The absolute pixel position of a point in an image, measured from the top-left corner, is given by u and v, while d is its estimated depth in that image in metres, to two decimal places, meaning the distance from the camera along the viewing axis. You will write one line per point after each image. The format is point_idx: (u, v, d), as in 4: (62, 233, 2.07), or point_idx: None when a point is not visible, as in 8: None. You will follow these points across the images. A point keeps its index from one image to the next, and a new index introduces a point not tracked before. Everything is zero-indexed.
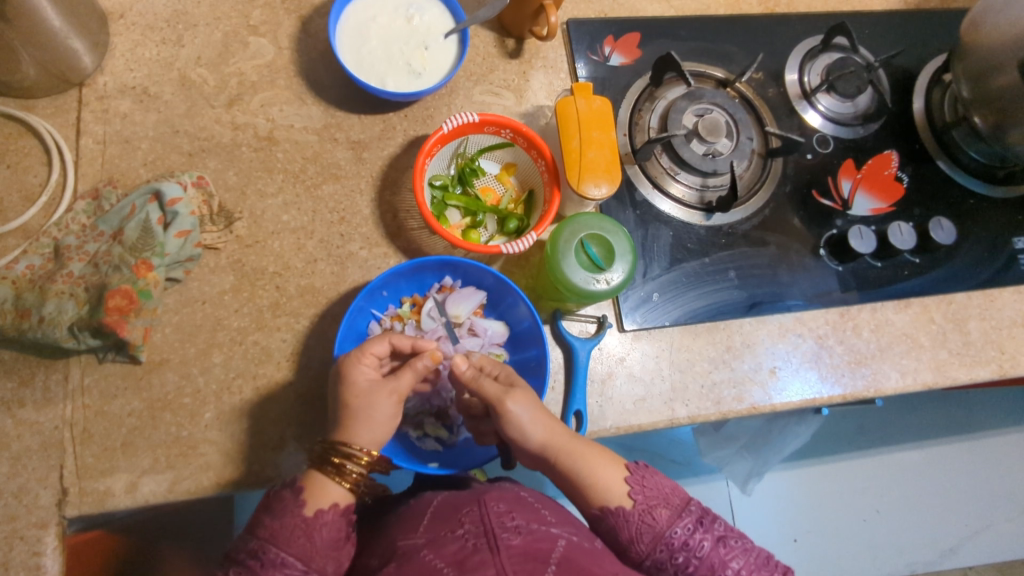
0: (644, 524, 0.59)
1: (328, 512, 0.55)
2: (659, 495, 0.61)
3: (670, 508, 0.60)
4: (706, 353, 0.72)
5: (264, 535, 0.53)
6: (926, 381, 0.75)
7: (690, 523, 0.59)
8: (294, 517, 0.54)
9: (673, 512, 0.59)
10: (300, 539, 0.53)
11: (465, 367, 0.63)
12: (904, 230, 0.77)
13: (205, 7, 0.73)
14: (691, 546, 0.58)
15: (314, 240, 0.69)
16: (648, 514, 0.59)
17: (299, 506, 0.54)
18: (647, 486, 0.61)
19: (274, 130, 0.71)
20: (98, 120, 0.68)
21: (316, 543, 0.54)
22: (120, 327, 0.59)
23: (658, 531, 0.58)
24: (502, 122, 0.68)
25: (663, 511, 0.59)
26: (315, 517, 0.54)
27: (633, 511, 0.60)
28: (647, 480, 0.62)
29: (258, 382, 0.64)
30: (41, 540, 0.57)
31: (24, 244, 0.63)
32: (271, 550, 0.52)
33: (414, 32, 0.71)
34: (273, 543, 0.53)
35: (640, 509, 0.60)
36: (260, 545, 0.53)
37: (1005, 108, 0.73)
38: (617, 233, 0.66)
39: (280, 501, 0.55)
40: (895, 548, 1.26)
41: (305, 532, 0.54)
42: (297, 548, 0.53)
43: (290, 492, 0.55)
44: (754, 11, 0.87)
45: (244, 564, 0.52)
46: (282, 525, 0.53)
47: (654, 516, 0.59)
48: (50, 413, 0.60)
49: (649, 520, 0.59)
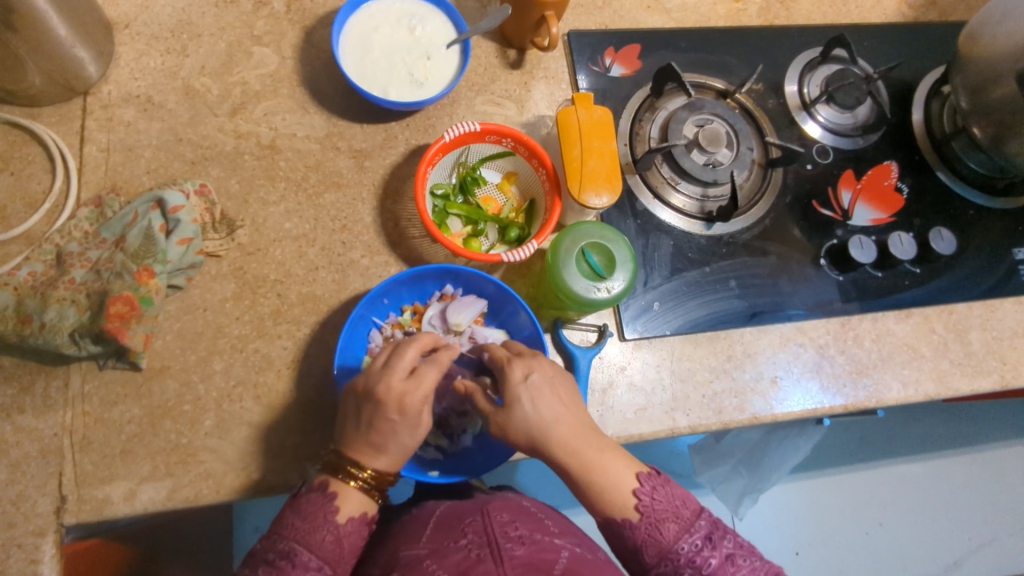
0: (650, 537, 0.55)
1: (356, 520, 0.56)
2: (669, 508, 0.57)
3: (679, 522, 0.56)
4: (706, 362, 0.72)
5: (296, 536, 0.54)
6: (928, 392, 0.75)
7: (699, 539, 0.55)
8: (327, 523, 0.54)
9: (682, 526, 0.56)
10: (330, 545, 0.54)
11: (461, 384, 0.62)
12: (904, 240, 0.77)
13: (210, 18, 0.74)
14: (697, 564, 0.54)
15: (316, 248, 0.69)
16: (655, 528, 0.56)
17: (331, 512, 0.55)
18: (658, 498, 0.57)
19: (277, 138, 0.72)
20: (102, 128, 0.69)
21: (343, 551, 0.55)
22: (121, 333, 0.59)
23: (664, 545, 0.55)
24: (504, 132, 0.68)
25: (671, 525, 0.56)
26: (346, 524, 0.55)
27: (640, 524, 0.56)
28: (659, 491, 0.57)
29: (259, 390, 0.64)
30: (39, 548, 0.57)
31: (26, 251, 0.64)
32: (303, 552, 0.53)
33: (417, 43, 0.72)
34: (305, 546, 0.53)
35: (647, 522, 0.56)
36: (290, 547, 0.53)
37: (1005, 119, 0.73)
38: (618, 242, 0.66)
39: (308, 503, 0.55)
40: (898, 561, 1.24)
41: (336, 538, 0.54)
42: (326, 553, 0.54)
43: (321, 497, 0.55)
44: (754, 23, 0.87)
45: (274, 563, 0.52)
46: (314, 528, 0.54)
47: (661, 530, 0.56)
48: (50, 420, 0.60)
49: (656, 534, 0.56)
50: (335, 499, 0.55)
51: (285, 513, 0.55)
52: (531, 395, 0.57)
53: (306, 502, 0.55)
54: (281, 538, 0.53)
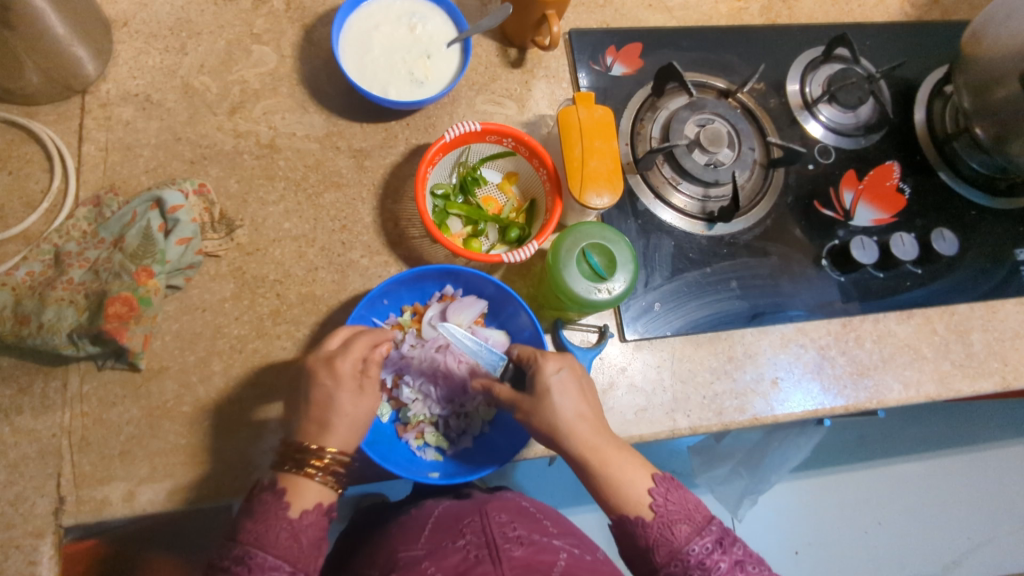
0: (661, 536, 0.55)
1: (312, 512, 0.54)
2: (681, 510, 0.56)
3: (692, 524, 0.55)
4: (707, 363, 0.72)
5: (249, 540, 0.51)
6: (929, 393, 0.75)
7: (710, 543, 0.54)
8: (279, 520, 0.52)
9: (694, 528, 0.55)
10: (286, 541, 0.51)
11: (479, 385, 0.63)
12: (905, 241, 0.77)
13: (209, 16, 0.73)
14: (707, 567, 0.53)
15: (316, 248, 0.69)
16: (667, 528, 0.55)
17: (283, 508, 0.53)
18: (672, 500, 0.57)
19: (276, 137, 0.71)
20: (101, 127, 0.68)
21: (302, 546, 0.52)
22: (120, 334, 0.59)
23: (675, 546, 0.54)
24: (504, 131, 0.68)
25: (683, 527, 0.55)
26: (301, 518, 0.53)
27: (652, 523, 0.55)
28: (672, 493, 0.57)
29: (258, 391, 0.64)
30: (37, 549, 0.57)
31: (25, 250, 0.63)
32: (258, 554, 0.50)
33: (417, 41, 0.72)
34: (260, 547, 0.50)
35: (659, 522, 0.55)
36: (244, 549, 0.50)
37: (1007, 119, 0.73)
38: (618, 242, 0.66)
39: (260, 506, 0.53)
40: (897, 560, 1.24)
41: (292, 534, 0.52)
42: (284, 551, 0.51)
43: (272, 495, 0.53)
44: (756, 21, 0.87)
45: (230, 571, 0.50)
46: (267, 528, 0.51)
47: (673, 531, 0.55)
48: (48, 421, 0.59)
49: (668, 534, 0.55)
50: (286, 494, 0.53)
51: (241, 519, 0.53)
52: (559, 389, 0.58)
53: (258, 504, 0.53)
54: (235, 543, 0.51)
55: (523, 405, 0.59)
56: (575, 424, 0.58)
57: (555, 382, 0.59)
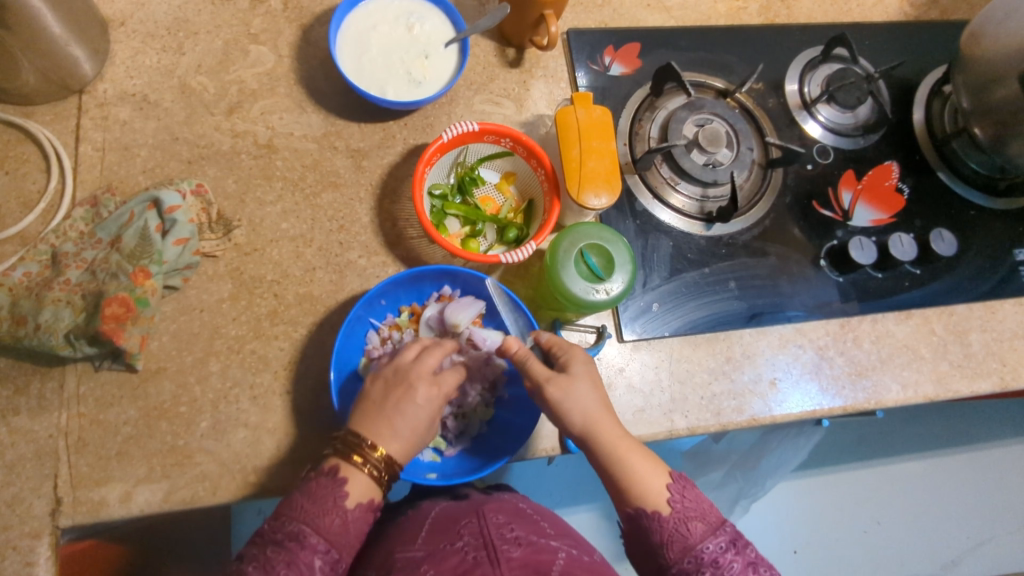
0: (677, 532, 0.55)
1: (361, 508, 0.54)
2: (697, 508, 0.56)
3: (706, 522, 0.56)
4: (705, 364, 0.72)
5: (304, 518, 0.52)
6: (927, 394, 0.75)
7: (724, 542, 0.54)
8: (336, 507, 0.53)
9: (709, 527, 0.55)
10: (336, 529, 0.53)
11: (514, 349, 0.61)
12: (904, 241, 0.76)
13: (206, 15, 0.73)
14: (721, 565, 0.53)
15: (313, 248, 0.69)
16: (683, 524, 0.55)
17: (340, 497, 0.53)
18: (688, 497, 0.57)
19: (274, 137, 0.71)
20: (98, 127, 0.68)
21: (349, 535, 0.53)
22: (117, 335, 0.59)
23: (689, 542, 0.54)
24: (502, 131, 0.68)
25: (699, 524, 0.55)
26: (353, 510, 0.54)
27: (669, 518, 0.55)
28: (688, 491, 0.57)
29: (255, 391, 0.63)
30: (34, 550, 0.57)
31: (21, 251, 0.63)
32: (311, 534, 0.52)
33: (416, 41, 0.72)
34: (314, 528, 0.52)
35: (676, 517, 0.55)
36: (300, 529, 0.52)
37: (1006, 120, 0.73)
38: (617, 243, 0.66)
39: (318, 487, 0.54)
40: (896, 560, 1.24)
41: (342, 523, 0.53)
42: (333, 537, 0.52)
43: (331, 479, 0.54)
44: (755, 21, 0.87)
45: (281, 545, 0.51)
46: (323, 512, 0.53)
47: (689, 527, 0.55)
48: (45, 421, 0.59)
49: (683, 530, 0.55)
50: (345, 484, 0.54)
51: (296, 494, 0.54)
52: (593, 377, 0.60)
53: (315, 484, 0.54)
54: (289, 520, 0.52)
55: (559, 380, 0.59)
56: (602, 415, 0.59)
57: (587, 371, 0.60)
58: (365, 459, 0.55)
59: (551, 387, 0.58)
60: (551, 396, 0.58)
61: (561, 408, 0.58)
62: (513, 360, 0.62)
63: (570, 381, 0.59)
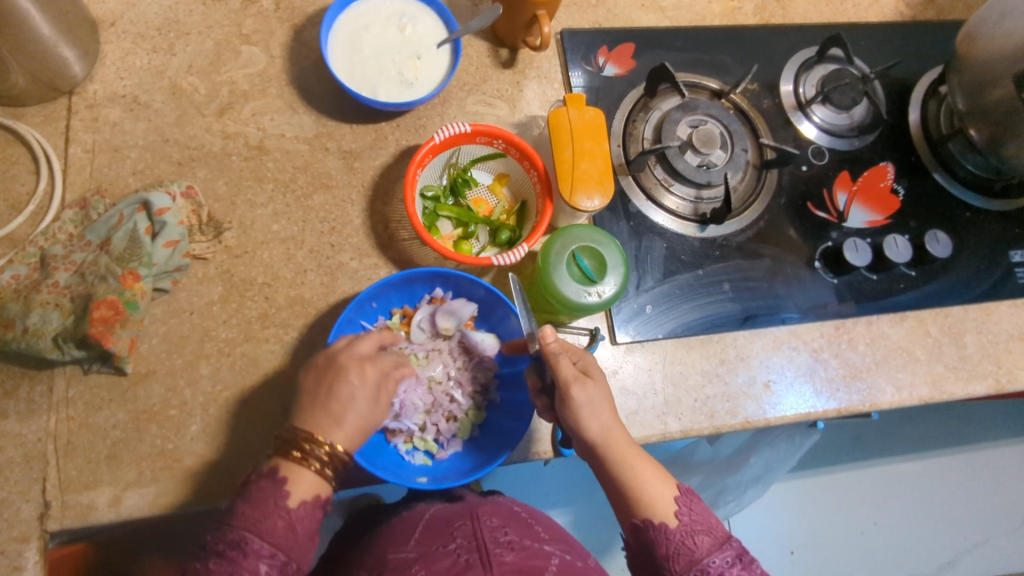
0: (683, 545, 0.54)
1: (308, 504, 0.54)
2: (704, 522, 0.56)
3: (713, 537, 0.55)
4: (699, 366, 0.72)
5: (245, 525, 0.51)
6: (922, 396, 0.74)
7: (731, 558, 0.54)
8: (277, 508, 0.52)
9: (715, 541, 0.55)
10: (282, 530, 0.52)
11: (551, 340, 0.60)
12: (899, 242, 0.78)
13: (198, 16, 0.73)
14: None
15: (305, 250, 0.68)
16: (690, 537, 0.55)
17: (281, 497, 0.52)
18: (695, 510, 0.56)
19: (265, 139, 0.71)
20: (88, 128, 0.68)
21: (296, 536, 0.53)
22: (105, 338, 0.58)
23: (696, 556, 0.54)
24: (494, 133, 0.67)
25: (705, 538, 0.55)
26: (297, 508, 0.53)
27: (676, 531, 0.55)
28: (695, 504, 0.57)
29: (246, 394, 0.63)
30: (22, 554, 0.56)
31: (10, 253, 0.63)
32: (253, 540, 0.50)
33: (408, 42, 0.71)
34: (256, 533, 0.51)
35: (683, 530, 0.55)
36: (241, 536, 0.50)
37: (1002, 121, 0.72)
38: (609, 245, 0.65)
39: (259, 491, 0.53)
40: (893, 561, 1.24)
41: (288, 524, 0.52)
42: (278, 540, 0.51)
43: (270, 482, 0.53)
44: (750, 21, 0.87)
45: (223, 556, 0.50)
46: (264, 515, 0.51)
47: (695, 541, 0.54)
48: (34, 425, 0.59)
49: (690, 543, 0.54)
50: (286, 484, 0.53)
51: (235, 502, 0.53)
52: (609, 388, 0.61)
53: (256, 489, 0.53)
54: (231, 528, 0.51)
55: (584, 381, 0.58)
56: (614, 425, 0.59)
57: (603, 379, 0.60)
58: (306, 456, 0.54)
59: (575, 389, 0.57)
60: (574, 394, 0.57)
61: (581, 411, 0.57)
62: (545, 351, 0.60)
63: (591, 386, 0.58)
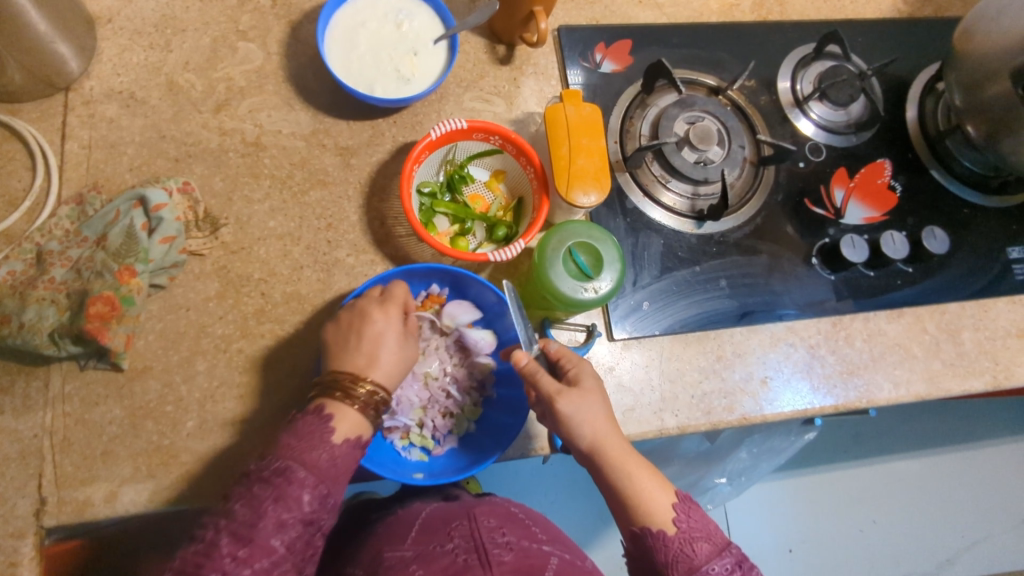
0: (682, 553, 0.54)
1: (350, 442, 0.54)
2: (703, 529, 0.56)
3: (713, 543, 0.55)
4: (696, 363, 0.72)
5: (291, 454, 0.52)
6: (919, 392, 0.74)
7: (730, 564, 0.54)
8: (323, 441, 0.53)
9: (714, 548, 0.55)
10: (325, 463, 0.53)
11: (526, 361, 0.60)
12: (897, 239, 0.77)
13: (194, 12, 0.73)
14: None
15: (301, 247, 0.68)
16: (689, 544, 0.54)
17: (327, 431, 0.53)
18: (694, 517, 0.56)
19: (262, 135, 0.71)
20: (85, 124, 0.68)
21: (338, 471, 0.53)
22: (101, 334, 0.59)
23: (695, 564, 0.53)
24: (491, 129, 0.67)
25: (704, 545, 0.54)
26: (341, 444, 0.54)
27: (674, 538, 0.55)
28: (694, 511, 0.57)
29: (242, 390, 0.63)
30: (19, 550, 0.56)
31: (6, 249, 0.63)
32: (299, 470, 0.52)
33: (404, 38, 0.71)
34: (301, 464, 0.52)
35: (682, 537, 0.55)
36: (287, 464, 0.51)
37: (999, 118, 0.72)
38: (605, 242, 0.65)
39: (304, 425, 0.54)
40: (891, 559, 1.24)
41: (331, 457, 0.53)
42: (321, 472, 0.52)
43: (315, 417, 0.54)
44: (747, 18, 0.86)
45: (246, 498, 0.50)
46: (310, 447, 0.52)
47: (694, 548, 0.54)
48: (30, 421, 0.59)
49: (689, 551, 0.54)
50: (331, 419, 0.54)
51: (282, 434, 0.54)
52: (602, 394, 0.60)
53: (301, 423, 0.54)
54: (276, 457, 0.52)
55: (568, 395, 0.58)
56: (608, 430, 0.59)
57: (597, 385, 0.60)
58: (351, 396, 0.56)
59: (562, 402, 0.58)
60: (562, 408, 0.58)
61: (570, 422, 0.58)
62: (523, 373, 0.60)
63: (580, 396, 0.59)
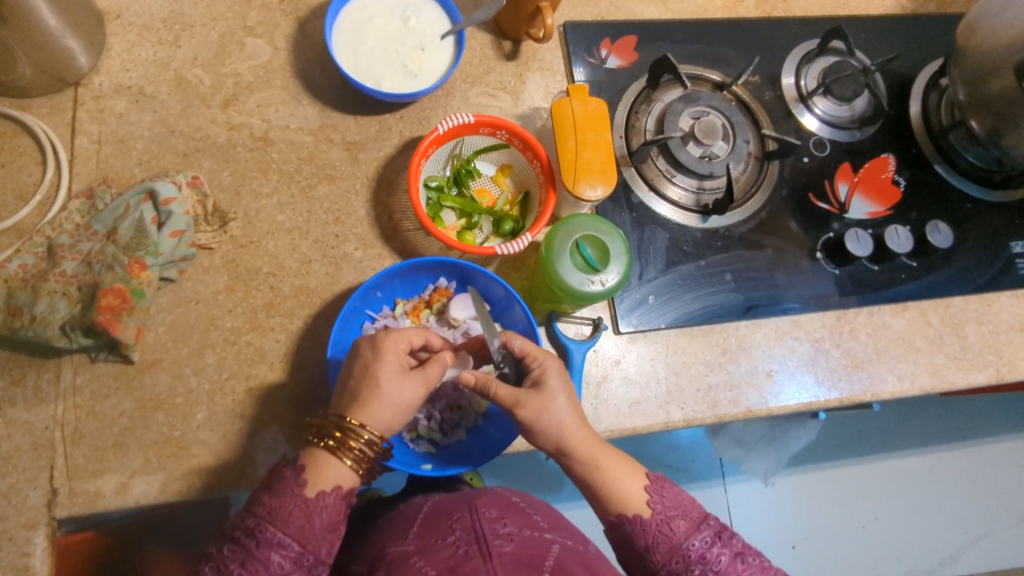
0: (661, 534, 0.55)
1: (331, 494, 0.52)
2: (678, 506, 0.56)
3: (689, 519, 0.56)
4: (701, 356, 0.72)
5: (262, 513, 0.50)
6: (923, 385, 0.75)
7: (709, 537, 0.55)
8: (294, 497, 0.51)
9: (692, 523, 0.55)
10: (298, 520, 0.50)
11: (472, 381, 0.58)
12: (900, 233, 0.78)
13: (202, 8, 0.73)
14: (708, 560, 0.53)
15: (309, 241, 0.69)
16: (666, 524, 0.55)
17: (299, 486, 0.51)
18: (667, 497, 0.57)
19: (270, 130, 0.71)
20: (94, 119, 0.68)
21: (313, 527, 0.51)
22: (113, 325, 0.59)
23: (675, 541, 0.54)
24: (497, 123, 0.68)
25: (682, 522, 0.55)
26: (317, 498, 0.51)
27: (651, 520, 0.55)
28: (666, 491, 0.58)
29: (251, 382, 0.64)
30: (31, 541, 0.57)
31: (18, 243, 0.63)
32: (267, 528, 0.50)
33: (411, 33, 0.72)
34: (270, 522, 0.50)
35: (658, 519, 0.55)
36: (255, 523, 0.50)
37: (1003, 112, 0.73)
38: (612, 235, 0.66)
39: (281, 480, 0.52)
40: (894, 555, 1.24)
41: (304, 513, 0.51)
42: (295, 532, 0.50)
43: (292, 471, 0.52)
44: (751, 14, 0.87)
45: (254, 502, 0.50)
46: (281, 503, 0.50)
47: (672, 527, 0.55)
48: (41, 413, 0.59)
49: (667, 530, 0.55)
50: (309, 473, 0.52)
51: (262, 488, 0.52)
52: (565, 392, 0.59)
53: (278, 477, 0.52)
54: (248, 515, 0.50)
55: (529, 402, 0.57)
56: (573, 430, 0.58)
57: (562, 384, 0.59)
58: (332, 445, 0.53)
59: (523, 410, 0.57)
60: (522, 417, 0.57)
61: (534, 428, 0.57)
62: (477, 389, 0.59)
63: (545, 401, 0.58)
